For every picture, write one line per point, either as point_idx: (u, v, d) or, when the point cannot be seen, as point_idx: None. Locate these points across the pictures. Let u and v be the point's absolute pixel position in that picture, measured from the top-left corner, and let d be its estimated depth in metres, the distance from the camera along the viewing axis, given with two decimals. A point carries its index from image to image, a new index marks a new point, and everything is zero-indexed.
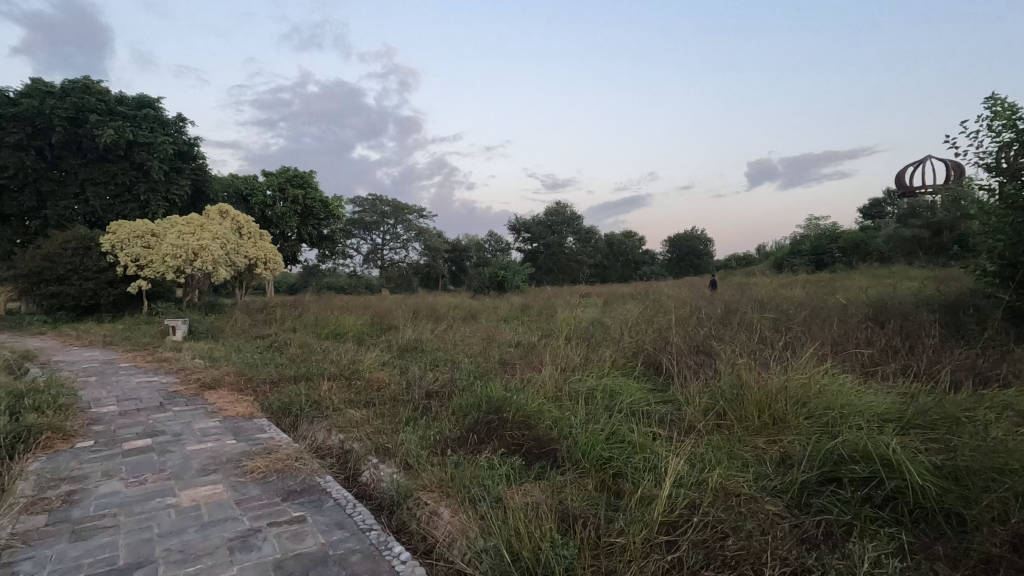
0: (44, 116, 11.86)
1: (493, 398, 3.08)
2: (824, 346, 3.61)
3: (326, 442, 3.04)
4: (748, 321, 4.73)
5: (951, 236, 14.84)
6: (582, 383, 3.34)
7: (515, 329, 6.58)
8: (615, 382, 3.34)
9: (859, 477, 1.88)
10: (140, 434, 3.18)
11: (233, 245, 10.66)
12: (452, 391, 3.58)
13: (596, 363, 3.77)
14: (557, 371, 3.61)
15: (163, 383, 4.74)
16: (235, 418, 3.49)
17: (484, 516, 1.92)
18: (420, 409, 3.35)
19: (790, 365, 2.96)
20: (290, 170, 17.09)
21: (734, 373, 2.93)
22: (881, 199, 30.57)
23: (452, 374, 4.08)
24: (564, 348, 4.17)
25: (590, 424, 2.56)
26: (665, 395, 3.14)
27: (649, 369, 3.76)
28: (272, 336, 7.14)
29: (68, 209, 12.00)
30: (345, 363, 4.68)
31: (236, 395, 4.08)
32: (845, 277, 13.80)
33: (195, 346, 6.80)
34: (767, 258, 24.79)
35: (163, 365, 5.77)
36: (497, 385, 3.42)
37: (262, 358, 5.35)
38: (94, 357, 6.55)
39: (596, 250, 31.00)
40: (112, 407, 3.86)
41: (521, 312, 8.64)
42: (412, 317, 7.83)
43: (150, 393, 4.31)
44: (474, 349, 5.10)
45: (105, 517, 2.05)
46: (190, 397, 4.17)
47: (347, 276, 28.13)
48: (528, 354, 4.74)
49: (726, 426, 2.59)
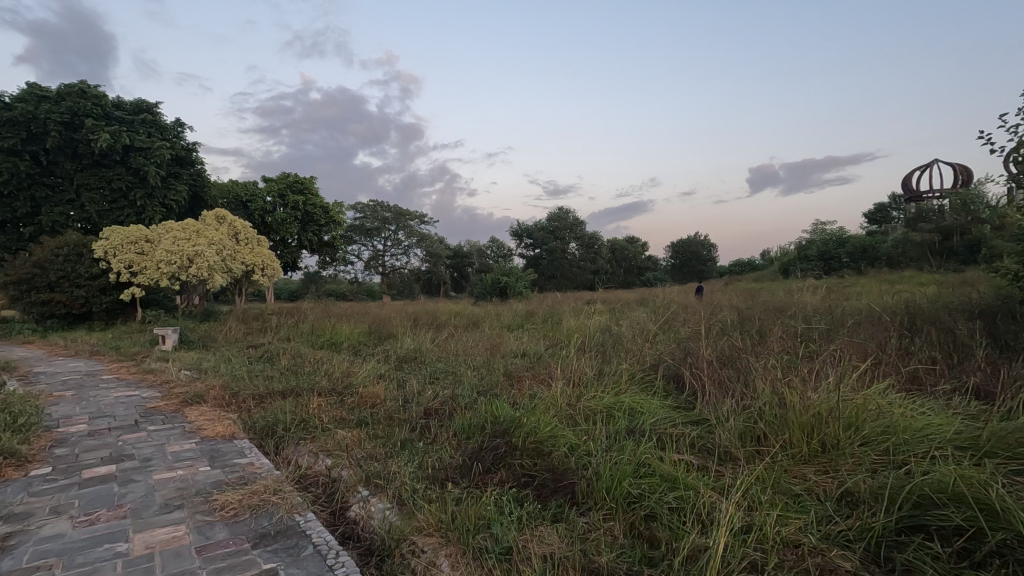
0: (39, 120, 11.62)
1: (503, 419, 2.75)
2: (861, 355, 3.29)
3: (313, 470, 2.70)
4: (769, 330, 4.42)
5: (962, 241, 14.56)
6: (597, 400, 3.02)
7: (521, 338, 6.23)
8: (636, 400, 3.01)
9: (951, 528, 1.55)
10: (104, 459, 2.85)
11: (229, 251, 10.37)
12: (454, 409, 3.24)
13: (611, 377, 3.45)
14: (570, 387, 3.27)
15: (143, 398, 4.41)
16: (213, 439, 3.16)
17: (492, 572, 1.59)
18: (417, 429, 3.02)
19: (833, 379, 2.62)
20: (290, 175, 16.82)
21: (770, 390, 2.60)
22: (885, 203, 30.47)
23: (454, 388, 3.75)
24: (575, 360, 3.83)
25: (613, 452, 2.23)
26: (692, 415, 2.82)
27: (670, 384, 3.43)
28: (265, 345, 6.81)
29: (62, 214, 11.72)
30: (339, 375, 4.36)
31: (218, 412, 3.75)
32: (856, 283, 13.44)
33: (184, 357, 6.47)
34: (771, 264, 24.42)
35: (147, 378, 5.44)
36: (504, 403, 3.10)
37: (251, 371, 5.01)
38: (77, 368, 6.24)
39: (599, 256, 30.68)
40: (82, 426, 3.54)
41: (526, 319, 8.31)
42: (411, 325, 7.50)
43: (126, 410, 3.97)
44: (477, 360, 4.76)
45: (38, 570, 1.72)
46: (170, 414, 3.84)
47: (347, 282, 27.80)
48: (535, 366, 4.40)
49: (767, 452, 2.26)
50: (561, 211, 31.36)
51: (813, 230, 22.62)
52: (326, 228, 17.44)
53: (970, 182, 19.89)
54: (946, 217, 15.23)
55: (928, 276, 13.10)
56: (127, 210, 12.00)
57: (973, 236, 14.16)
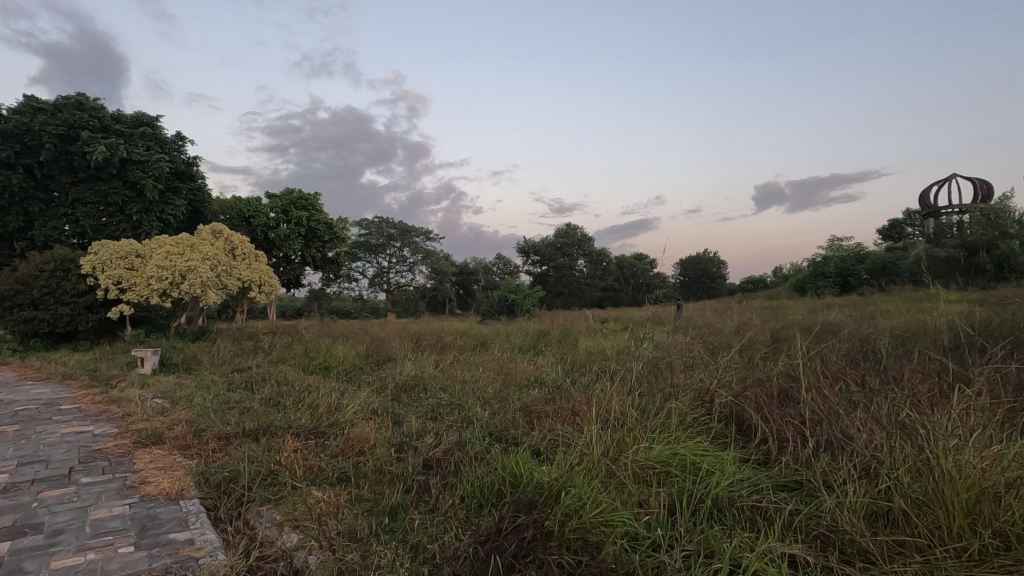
0: (34, 132, 11.14)
1: (531, 481, 2.09)
2: (975, 379, 2.61)
3: (273, 550, 2.00)
4: (830, 357, 3.74)
5: (989, 257, 13.91)
6: (648, 452, 2.33)
7: (536, 362, 5.53)
8: (697, 454, 2.35)
9: None
10: (2, 532, 2.16)
11: (225, 267, 9.79)
12: (462, 461, 2.56)
13: (658, 418, 2.76)
14: (610, 433, 2.60)
15: (94, 436, 3.73)
16: (153, 501, 2.47)
17: None
18: (413, 492, 2.33)
19: (977, 429, 1.93)
20: (294, 191, 16.32)
21: (895, 451, 1.92)
22: (900, 219, 29.79)
23: (461, 430, 3.08)
24: (609, 394, 3.16)
25: (694, 555, 1.53)
26: (779, 477, 2.15)
27: (732, 428, 2.76)
28: (251, 369, 6.13)
29: (55, 229, 11.16)
30: (325, 410, 3.67)
31: (173, 459, 3.06)
32: (883, 300, 12.74)
33: (160, 383, 5.78)
34: (785, 281, 23.75)
35: (111, 408, 4.76)
36: (526, 456, 2.44)
37: (227, 401, 4.34)
38: (40, 395, 5.56)
39: (606, 273, 30.17)
40: (3, 477, 2.86)
41: (538, 339, 7.65)
42: (414, 347, 6.83)
43: (65, 455, 3.27)
44: (489, 391, 4.07)
45: None
46: (116, 459, 3.16)
47: (352, 299, 27.19)
48: (555, 400, 3.73)
49: (915, 546, 1.58)
50: (569, 227, 30.82)
51: (829, 246, 21.90)
52: (331, 245, 16.85)
53: (990, 198, 19.24)
54: (972, 234, 14.72)
55: (957, 293, 12.38)
56: (123, 226, 11.46)
57: (1003, 251, 13.47)
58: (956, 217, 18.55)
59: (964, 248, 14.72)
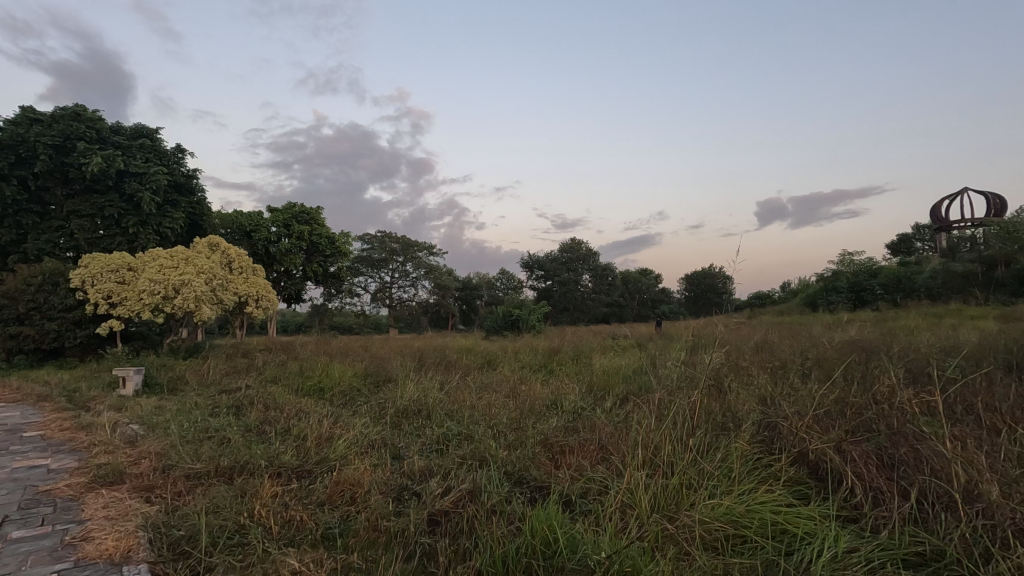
0: (29, 143, 10.77)
1: (572, 558, 1.62)
2: None
3: None
4: (889, 373, 3.27)
5: (1008, 271, 13.54)
6: (713, 508, 1.84)
7: (551, 384, 5.02)
8: (778, 510, 1.86)
9: None
10: None
11: (220, 281, 9.32)
12: (477, 515, 2.06)
13: (717, 459, 2.27)
14: (661, 480, 2.10)
15: (48, 473, 3.22)
16: (89, 568, 1.97)
17: None
18: (416, 565, 1.82)
19: None
20: (296, 205, 15.93)
21: None
22: (909, 235, 29.39)
23: (473, 472, 2.57)
24: (647, 425, 2.65)
25: None
26: (895, 549, 1.66)
27: (804, 471, 2.27)
28: (241, 390, 5.61)
29: (49, 242, 10.71)
30: (313, 443, 3.16)
31: (128, 506, 2.55)
32: (903, 316, 12.23)
33: (139, 406, 5.26)
34: (795, 296, 23.27)
35: (77, 436, 4.23)
36: (559, 511, 1.95)
37: (207, 430, 3.82)
38: (4, 421, 5.03)
39: (612, 288, 29.59)
40: None
41: (549, 358, 7.14)
42: (416, 366, 6.32)
43: (5, 499, 2.76)
44: (503, 419, 3.57)
45: None
46: (64, 506, 2.65)
47: (354, 315, 26.67)
48: (578, 430, 3.22)
49: None
50: (574, 242, 30.42)
51: (840, 261, 21.42)
52: (332, 259, 16.40)
53: (1004, 212, 18.80)
54: (990, 248, 14.33)
55: (978, 309, 11.90)
56: (119, 240, 11.03)
57: None
58: (970, 231, 18.16)
59: (981, 262, 14.21)
